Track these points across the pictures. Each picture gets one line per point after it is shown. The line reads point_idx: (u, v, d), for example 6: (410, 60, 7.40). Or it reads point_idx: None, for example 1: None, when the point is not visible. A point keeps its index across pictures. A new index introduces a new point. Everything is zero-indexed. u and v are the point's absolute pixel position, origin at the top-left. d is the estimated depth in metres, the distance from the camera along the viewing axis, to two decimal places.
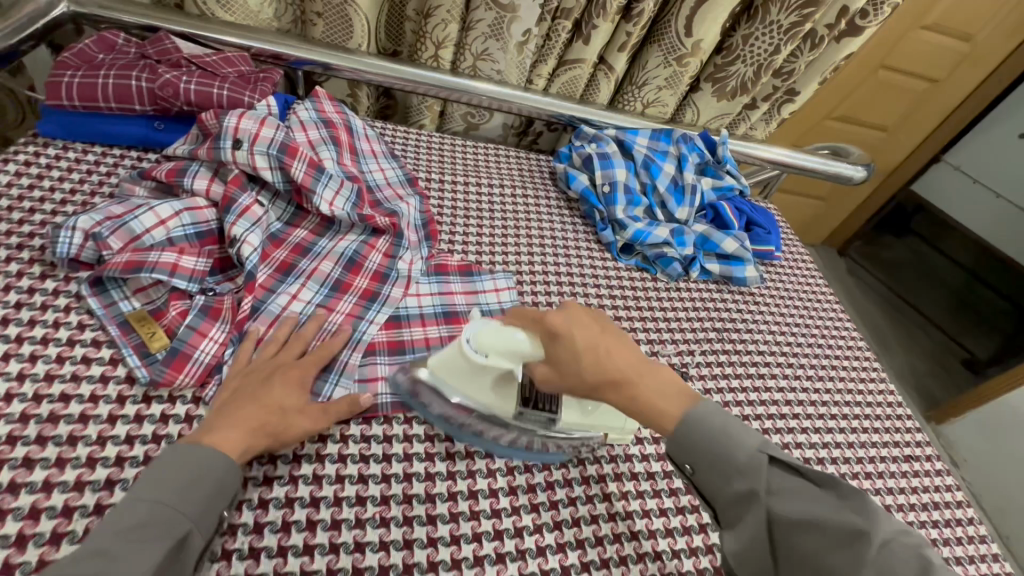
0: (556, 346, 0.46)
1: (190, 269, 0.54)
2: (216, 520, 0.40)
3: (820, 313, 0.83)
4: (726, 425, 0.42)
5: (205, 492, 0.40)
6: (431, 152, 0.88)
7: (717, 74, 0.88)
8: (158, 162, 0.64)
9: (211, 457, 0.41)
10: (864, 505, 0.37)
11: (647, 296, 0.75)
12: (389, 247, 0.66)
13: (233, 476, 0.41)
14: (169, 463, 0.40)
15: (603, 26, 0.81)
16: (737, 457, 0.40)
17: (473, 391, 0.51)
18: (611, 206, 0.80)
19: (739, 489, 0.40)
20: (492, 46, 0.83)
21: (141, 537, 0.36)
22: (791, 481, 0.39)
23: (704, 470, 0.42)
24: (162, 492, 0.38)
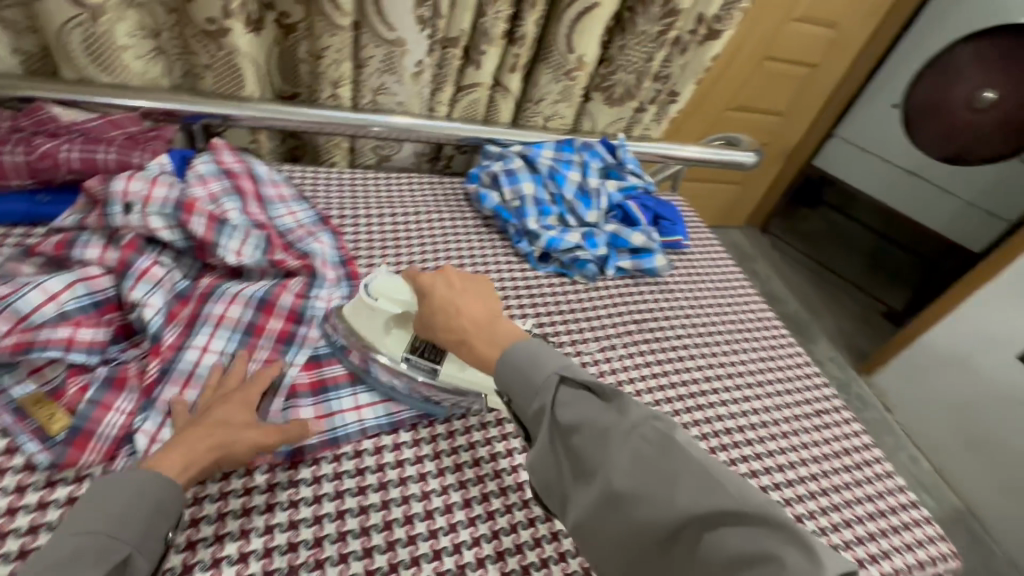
0: (423, 302, 0.56)
1: (88, 340, 0.53)
2: (160, 543, 0.42)
3: (730, 292, 0.89)
4: (533, 354, 0.49)
5: (146, 516, 0.41)
6: (343, 188, 0.89)
7: (603, 83, 0.94)
8: (44, 236, 0.62)
9: (149, 482, 0.42)
10: (621, 404, 0.46)
11: (567, 299, 0.79)
12: (302, 288, 0.66)
13: (173, 496, 0.43)
14: (106, 492, 0.41)
15: (491, 51, 0.86)
16: (536, 380, 0.48)
17: (370, 334, 0.60)
18: (523, 219, 0.83)
19: (535, 407, 0.47)
20: (388, 80, 0.86)
21: (77, 566, 0.37)
22: (576, 395, 0.47)
23: (513, 392, 0.49)
24: (101, 522, 0.39)
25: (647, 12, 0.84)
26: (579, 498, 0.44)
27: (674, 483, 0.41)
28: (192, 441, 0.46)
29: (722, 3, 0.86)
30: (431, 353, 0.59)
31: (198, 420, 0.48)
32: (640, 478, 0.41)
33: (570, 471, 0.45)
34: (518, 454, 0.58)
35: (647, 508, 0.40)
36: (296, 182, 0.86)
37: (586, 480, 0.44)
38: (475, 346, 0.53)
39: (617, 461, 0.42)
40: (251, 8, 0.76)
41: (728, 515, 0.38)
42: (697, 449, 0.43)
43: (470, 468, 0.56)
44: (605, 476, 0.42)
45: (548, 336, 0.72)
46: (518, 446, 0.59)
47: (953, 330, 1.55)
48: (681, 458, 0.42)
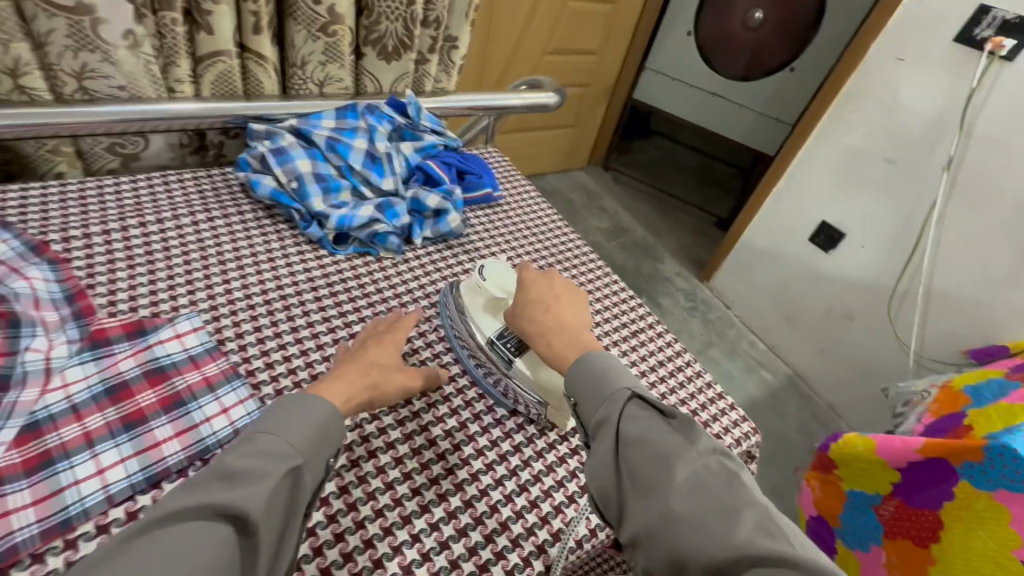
0: (520, 296, 0.60)
1: None
2: (323, 465, 0.44)
3: (546, 235, 0.89)
4: (612, 370, 0.49)
5: (311, 431, 0.43)
6: (64, 202, 0.70)
7: (370, 36, 0.85)
8: None
9: (318, 403, 0.45)
10: (690, 433, 0.43)
11: (373, 279, 0.72)
12: (3, 343, 0.50)
13: (336, 420, 0.45)
14: (293, 406, 0.44)
15: (219, 10, 0.72)
16: (605, 390, 0.47)
17: (470, 311, 0.64)
18: (306, 201, 0.73)
19: (599, 417, 0.46)
20: (91, 60, 0.68)
21: (263, 459, 0.40)
22: (643, 411, 0.45)
23: (584, 401, 0.48)
24: (272, 427, 0.42)
25: None
26: (633, 518, 0.40)
27: (736, 519, 0.38)
28: (351, 374, 0.51)
29: None
30: (514, 346, 0.60)
31: (354, 360, 0.53)
32: (702, 507, 0.38)
33: (623, 485, 0.42)
34: None
35: (706, 541, 0.37)
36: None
37: (641, 499, 0.40)
38: (554, 343, 0.54)
39: (677, 485, 0.40)
40: None
41: (788, 564, 0.35)
42: (765, 500, 0.40)
43: None
44: (662, 497, 0.39)
45: (350, 325, 0.65)
46: None
47: (767, 220, 1.75)
48: (746, 498, 0.39)
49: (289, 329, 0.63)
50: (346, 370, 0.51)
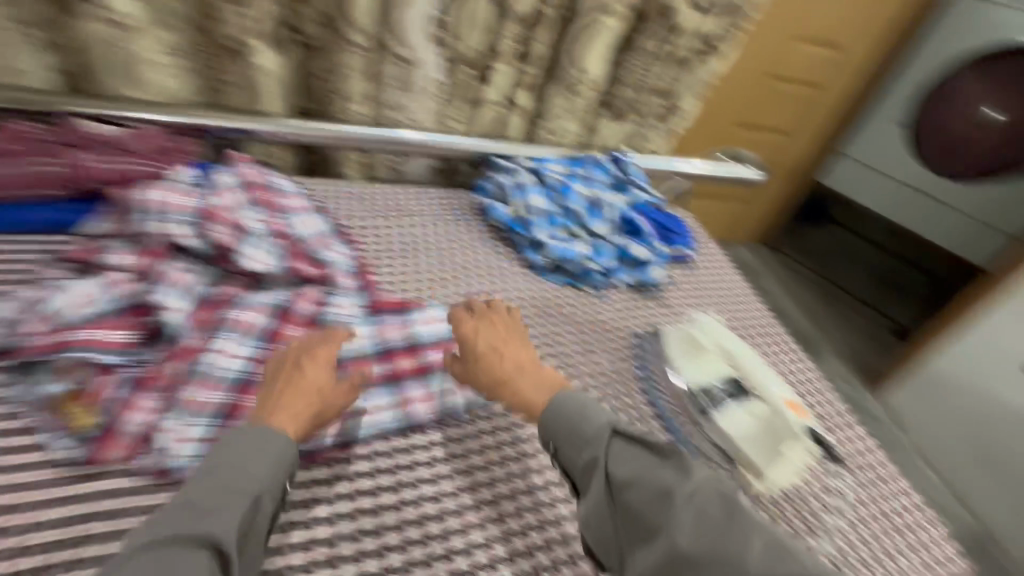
0: (468, 348, 0.62)
1: (116, 342, 0.56)
2: (280, 486, 0.47)
3: (733, 301, 0.90)
4: (573, 411, 0.54)
5: (269, 463, 0.47)
6: (354, 198, 0.89)
7: (608, 100, 0.98)
8: (75, 242, 0.65)
9: (276, 435, 0.48)
10: (683, 465, 0.47)
11: (578, 308, 0.80)
12: (321, 296, 0.68)
13: (291, 451, 0.49)
14: (272, 437, 0.48)
15: (502, 70, 0.89)
16: (587, 433, 0.51)
17: (676, 352, 0.71)
18: (533, 230, 0.84)
19: (587, 459, 0.50)
20: (403, 97, 0.89)
21: (224, 493, 0.43)
22: (632, 448, 0.50)
23: (564, 445, 0.53)
24: (225, 459, 0.45)
25: (646, 29, 0.87)
26: (639, 561, 0.44)
27: (744, 548, 0.41)
28: (299, 407, 0.52)
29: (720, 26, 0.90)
30: (714, 398, 0.64)
31: (296, 389, 0.53)
32: (705, 539, 0.42)
33: (622, 524, 0.47)
34: (528, 459, 0.62)
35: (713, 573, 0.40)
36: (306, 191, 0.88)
37: (648, 540, 0.44)
38: (522, 386, 0.59)
39: (681, 522, 0.43)
40: (278, 28, 0.80)
41: None
42: (765, 522, 0.43)
43: (480, 471, 0.59)
44: (665, 534, 0.43)
45: (557, 345, 0.73)
46: (527, 452, 0.63)
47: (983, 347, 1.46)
48: (749, 525, 0.42)
49: None
50: (295, 401, 0.52)
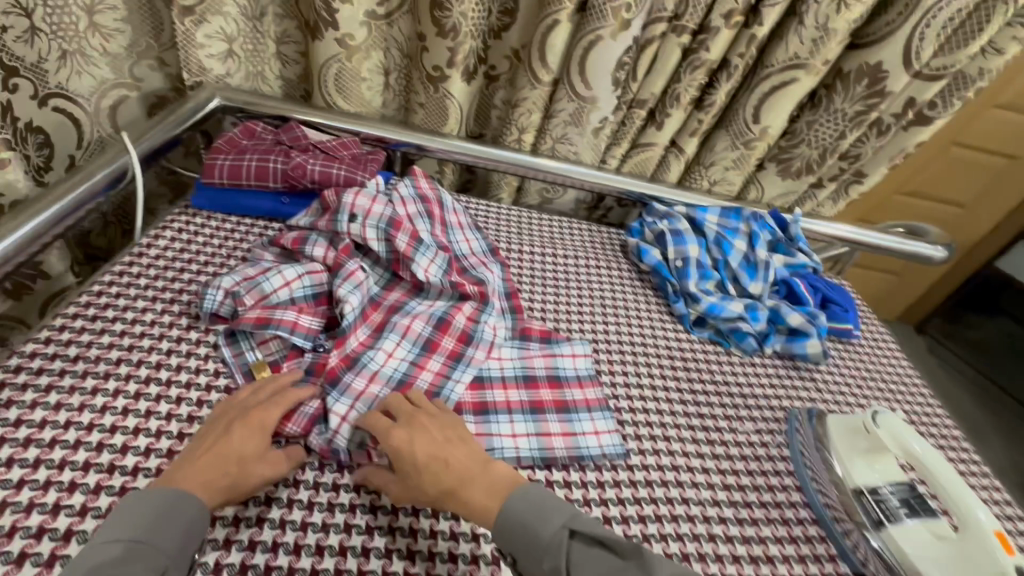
0: (400, 452, 0.52)
1: (306, 326, 0.63)
2: (189, 559, 0.45)
3: (904, 397, 0.79)
4: (524, 514, 0.47)
5: (179, 530, 0.44)
6: (509, 222, 0.93)
7: (781, 155, 0.91)
8: (283, 231, 0.75)
9: (184, 505, 0.45)
10: (645, 563, 0.43)
11: (722, 370, 0.76)
12: (474, 312, 0.70)
13: (204, 517, 0.46)
14: (137, 511, 0.44)
15: (675, 114, 0.87)
16: (542, 537, 0.46)
17: (843, 449, 0.64)
18: (684, 280, 0.82)
19: (546, 567, 0.45)
20: (571, 132, 0.91)
21: (116, 573, 0.41)
22: (591, 549, 0.45)
23: (524, 555, 0.47)
24: (129, 535, 0.43)
25: (849, 91, 0.80)
26: None
27: None
28: (207, 472, 0.48)
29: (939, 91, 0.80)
30: (886, 510, 0.58)
31: (211, 450, 0.50)
32: None
33: None
34: (667, 524, 0.57)
35: None
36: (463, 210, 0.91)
37: None
38: (472, 495, 0.49)
39: None
40: (471, 60, 0.87)
41: None
42: None
43: (618, 524, 0.57)
44: None
45: (699, 406, 0.70)
46: (667, 515, 0.58)
47: None
48: None
49: (648, 384, 0.72)
50: (204, 463, 0.48)
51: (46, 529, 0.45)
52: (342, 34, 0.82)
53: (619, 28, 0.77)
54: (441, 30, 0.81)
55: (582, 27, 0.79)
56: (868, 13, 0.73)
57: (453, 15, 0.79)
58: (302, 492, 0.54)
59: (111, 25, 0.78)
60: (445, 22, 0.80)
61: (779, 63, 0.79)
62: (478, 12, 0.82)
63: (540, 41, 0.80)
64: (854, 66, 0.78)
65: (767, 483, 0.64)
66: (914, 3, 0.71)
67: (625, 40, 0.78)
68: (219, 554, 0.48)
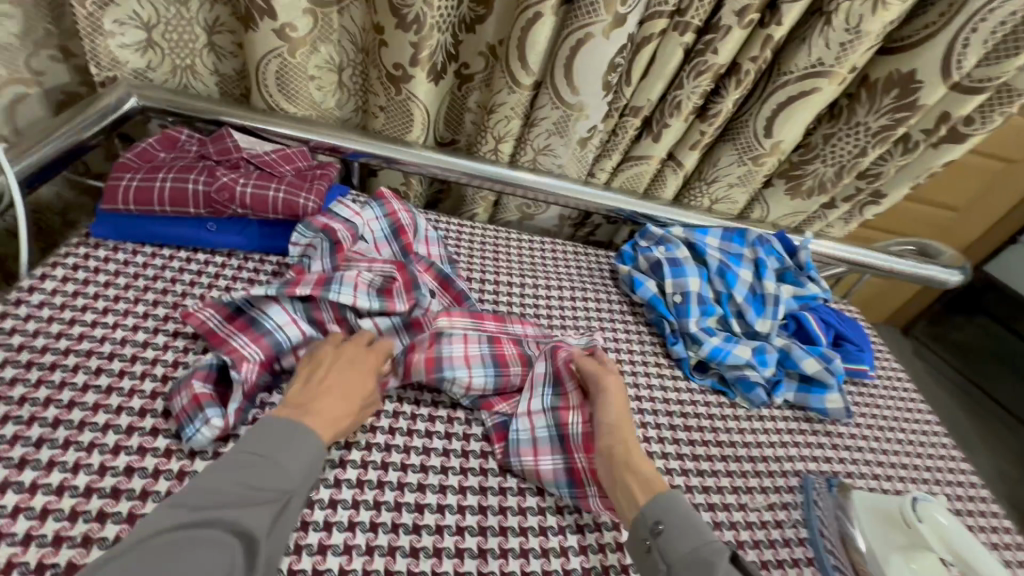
0: (603, 400, 0.57)
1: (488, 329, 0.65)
2: (309, 490, 0.45)
3: (928, 452, 0.70)
4: (697, 515, 0.47)
5: (304, 464, 0.44)
6: (485, 247, 0.80)
7: (792, 172, 0.81)
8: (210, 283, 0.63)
9: (308, 437, 0.45)
10: None
11: (726, 426, 0.66)
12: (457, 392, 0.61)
13: (323, 455, 0.46)
14: (269, 433, 0.44)
15: (676, 125, 0.75)
16: (697, 532, 0.45)
17: (876, 542, 0.53)
18: (683, 318, 0.72)
19: (688, 550, 0.44)
20: (555, 142, 0.78)
21: (247, 496, 0.41)
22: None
23: (672, 533, 0.45)
24: (261, 451, 0.43)
25: (874, 104, 0.70)
26: None
27: None
28: (332, 403, 0.49)
29: (979, 105, 0.70)
30: None
31: (316, 382, 0.51)
32: None
33: None
34: None
35: None
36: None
37: None
38: (642, 465, 0.52)
39: None
40: (438, 58, 0.74)
41: None
42: None
43: None
44: None
45: (702, 477, 0.60)
46: None
47: None
48: None
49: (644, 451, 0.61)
50: (325, 397, 0.49)
51: None
52: (281, 24, 0.67)
53: (613, 25, 0.64)
54: (400, 22, 0.68)
55: (568, 21, 0.67)
56: (903, 15, 0.63)
57: (414, 4, 0.66)
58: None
59: None
60: (405, 12, 0.67)
61: (798, 69, 0.68)
62: (445, 1, 0.69)
63: (519, 36, 0.68)
64: (882, 75, 0.68)
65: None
66: (959, 3, 0.61)
67: (620, 38, 0.66)
68: None
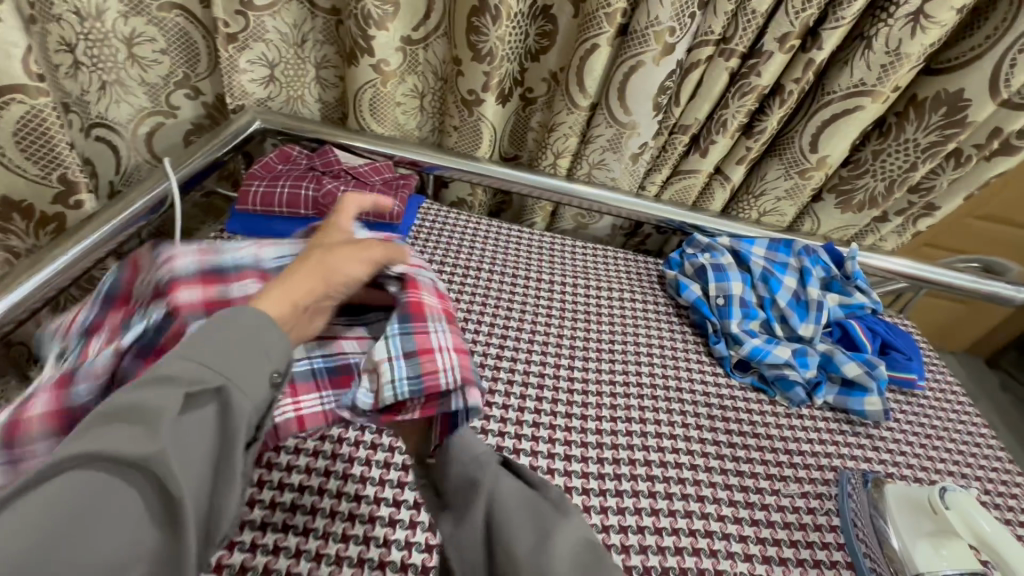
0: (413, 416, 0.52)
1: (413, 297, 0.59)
2: (259, 381, 0.38)
3: (975, 460, 0.71)
4: (467, 436, 0.45)
5: (244, 352, 0.38)
6: (542, 251, 0.89)
7: (842, 186, 0.84)
8: None
9: (251, 320, 0.40)
10: (564, 507, 0.39)
11: (765, 421, 0.70)
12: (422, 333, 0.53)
13: (277, 336, 0.40)
14: (207, 330, 0.38)
15: (723, 141, 0.81)
16: (474, 455, 0.43)
17: (904, 526, 0.56)
18: (725, 319, 0.77)
19: (467, 480, 0.42)
20: (609, 157, 0.87)
21: (164, 390, 0.34)
22: (515, 485, 0.41)
23: (450, 463, 0.44)
24: (193, 353, 0.37)
25: (923, 121, 0.73)
26: None
27: None
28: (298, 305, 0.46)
29: None
30: None
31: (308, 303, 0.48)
32: None
33: (492, 550, 0.37)
34: None
35: None
36: (444, 243, 0.85)
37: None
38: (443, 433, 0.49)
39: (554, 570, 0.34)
40: (505, 83, 0.85)
41: None
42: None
43: None
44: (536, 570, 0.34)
45: (737, 462, 0.65)
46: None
47: None
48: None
49: (682, 436, 0.66)
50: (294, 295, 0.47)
51: None
52: (378, 59, 0.81)
53: (662, 53, 0.73)
54: (476, 54, 0.79)
55: (623, 51, 0.75)
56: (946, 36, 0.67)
57: (488, 39, 0.77)
58: (311, 542, 0.51)
59: (149, 56, 0.77)
60: (480, 46, 0.78)
61: (840, 90, 0.72)
62: (515, 36, 0.80)
63: (578, 65, 0.77)
64: (930, 93, 0.71)
65: (812, 555, 0.58)
66: (1007, 25, 0.64)
67: (669, 64, 0.74)
68: None
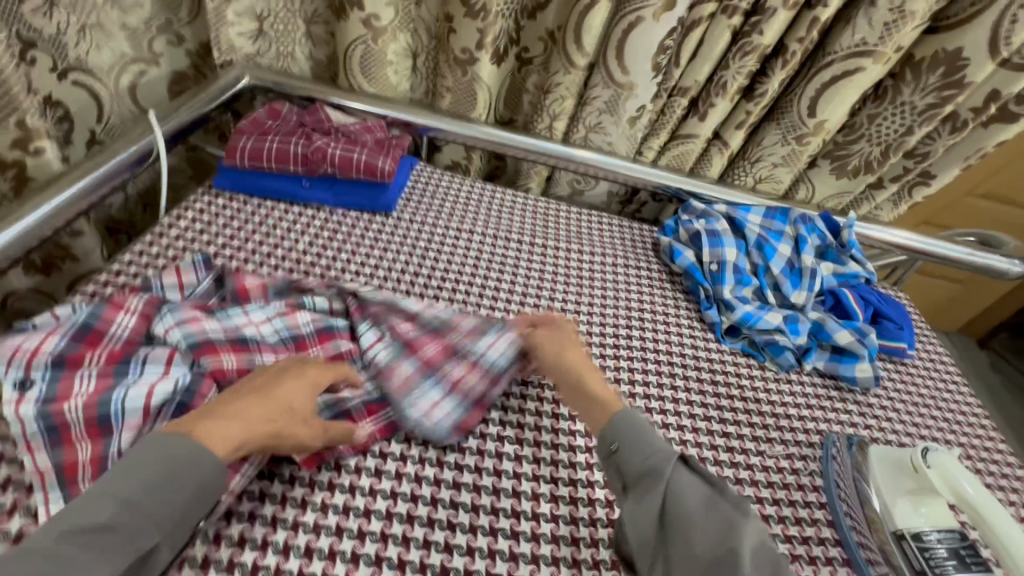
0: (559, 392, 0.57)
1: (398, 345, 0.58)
2: (188, 528, 0.40)
3: (959, 426, 0.71)
4: (647, 424, 0.49)
5: (179, 500, 0.39)
6: (536, 215, 0.88)
7: (837, 152, 0.82)
8: (303, 228, 0.74)
9: (199, 454, 0.40)
10: (741, 508, 0.43)
11: (753, 386, 0.70)
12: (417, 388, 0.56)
13: (219, 478, 0.41)
14: (151, 459, 0.39)
15: (721, 104, 0.79)
16: (654, 445, 0.47)
17: (887, 487, 0.56)
18: (718, 285, 0.77)
19: (646, 467, 0.46)
20: (605, 120, 0.85)
21: (97, 543, 0.35)
22: (694, 481, 0.45)
23: (623, 448, 0.47)
24: (130, 495, 0.37)
25: (920, 82, 0.71)
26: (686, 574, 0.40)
27: None
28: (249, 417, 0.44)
29: None
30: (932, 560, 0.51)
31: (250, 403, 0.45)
32: None
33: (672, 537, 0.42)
34: None
35: None
36: (437, 204, 0.84)
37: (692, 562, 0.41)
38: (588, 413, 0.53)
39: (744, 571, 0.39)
40: (501, 42, 0.83)
41: None
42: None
43: None
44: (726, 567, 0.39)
45: (724, 423, 0.65)
46: None
47: None
48: None
49: (670, 397, 0.67)
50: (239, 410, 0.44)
51: (19, 506, 0.43)
52: (368, 14, 0.78)
53: (662, 9, 0.71)
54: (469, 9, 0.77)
55: (620, 6, 0.73)
56: None
57: None
58: (296, 490, 0.49)
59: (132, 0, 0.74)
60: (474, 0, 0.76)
61: (842, 49, 0.71)
62: None
63: (575, 21, 0.75)
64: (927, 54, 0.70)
65: (795, 513, 0.58)
66: None
67: (668, 21, 0.72)
68: (208, 549, 0.44)
